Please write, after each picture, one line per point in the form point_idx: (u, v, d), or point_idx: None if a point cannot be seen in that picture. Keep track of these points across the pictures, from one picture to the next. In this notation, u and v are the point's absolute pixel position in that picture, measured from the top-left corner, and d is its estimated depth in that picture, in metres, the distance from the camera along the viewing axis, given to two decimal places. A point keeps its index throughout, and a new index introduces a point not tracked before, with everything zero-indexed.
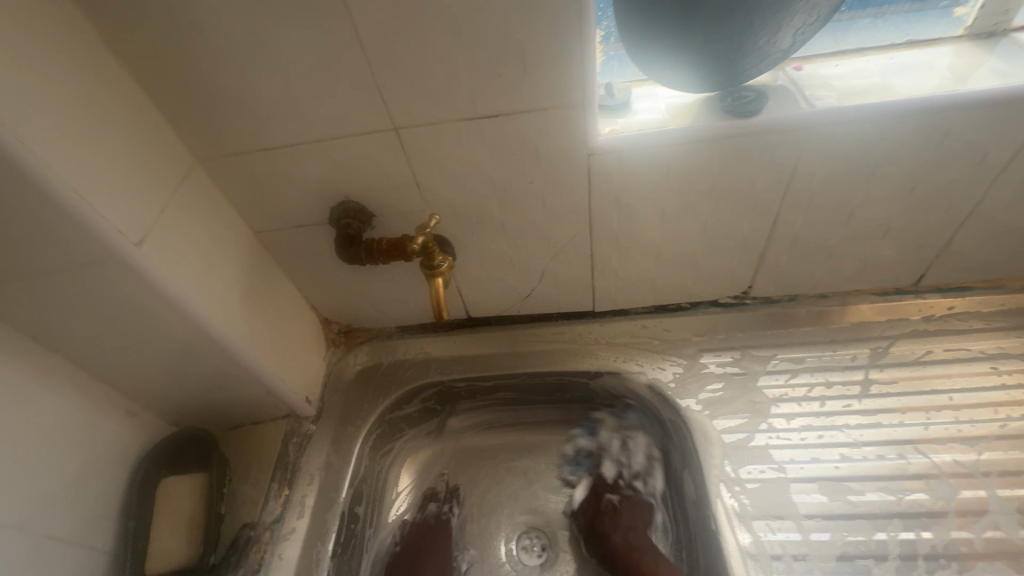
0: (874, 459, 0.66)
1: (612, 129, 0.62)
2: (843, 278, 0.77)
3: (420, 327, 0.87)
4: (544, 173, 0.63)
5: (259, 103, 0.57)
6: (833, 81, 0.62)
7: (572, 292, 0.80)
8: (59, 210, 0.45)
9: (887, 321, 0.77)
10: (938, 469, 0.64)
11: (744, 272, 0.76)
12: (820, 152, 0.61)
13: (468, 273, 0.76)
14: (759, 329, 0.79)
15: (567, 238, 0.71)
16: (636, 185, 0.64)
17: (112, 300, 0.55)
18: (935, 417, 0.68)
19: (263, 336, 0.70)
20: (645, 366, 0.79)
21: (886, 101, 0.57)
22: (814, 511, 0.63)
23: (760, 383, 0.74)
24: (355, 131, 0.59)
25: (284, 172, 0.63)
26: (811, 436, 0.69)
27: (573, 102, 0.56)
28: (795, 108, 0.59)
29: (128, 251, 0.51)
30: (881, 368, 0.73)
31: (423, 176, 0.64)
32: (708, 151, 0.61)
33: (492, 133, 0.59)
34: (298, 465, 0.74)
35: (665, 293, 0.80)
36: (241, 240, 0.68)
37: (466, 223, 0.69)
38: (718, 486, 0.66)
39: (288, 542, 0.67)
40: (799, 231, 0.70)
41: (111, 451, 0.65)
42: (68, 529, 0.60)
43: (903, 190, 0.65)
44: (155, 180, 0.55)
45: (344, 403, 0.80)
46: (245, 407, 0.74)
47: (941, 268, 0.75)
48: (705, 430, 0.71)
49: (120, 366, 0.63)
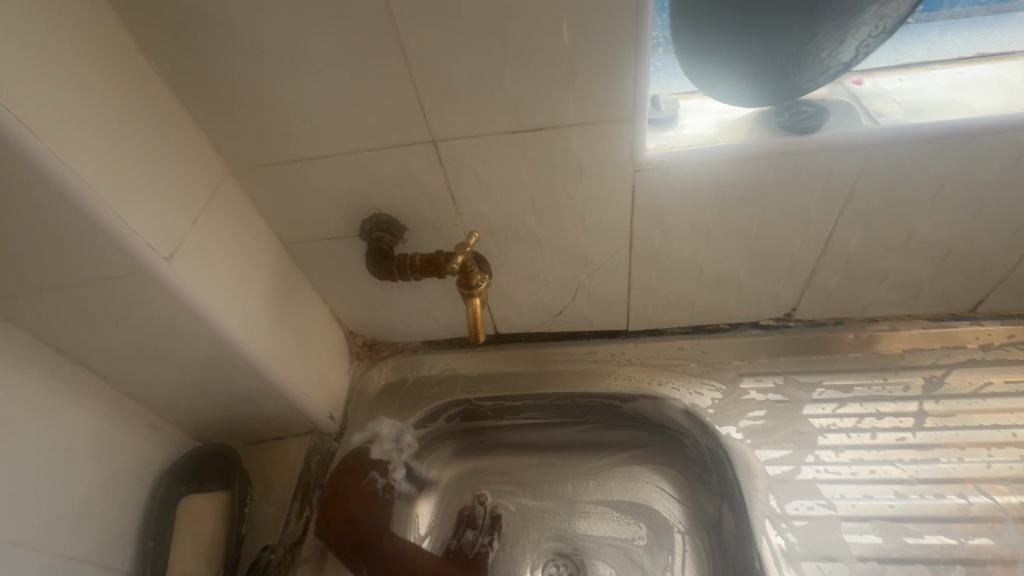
0: (931, 498, 0.62)
1: (658, 143, 0.59)
2: (893, 302, 0.73)
3: (446, 342, 0.85)
4: (586, 188, 0.60)
5: (294, 113, 0.55)
6: (895, 96, 0.58)
7: (605, 311, 0.77)
8: (90, 222, 0.44)
9: (940, 349, 0.73)
10: (1003, 511, 0.60)
11: (788, 294, 0.73)
12: (881, 173, 0.57)
13: (500, 289, 0.74)
14: (803, 354, 0.75)
15: (605, 255, 0.68)
16: (681, 202, 0.61)
17: (139, 314, 0.53)
18: (998, 454, 0.64)
19: (289, 351, 0.67)
20: (681, 390, 0.75)
21: (956, 119, 0.54)
22: (868, 553, 0.59)
23: (805, 412, 0.70)
24: (392, 142, 0.57)
25: (317, 183, 0.61)
26: (863, 471, 0.65)
27: (622, 115, 0.53)
28: (857, 124, 0.56)
29: (158, 265, 0.49)
30: (936, 399, 0.69)
31: (459, 189, 0.61)
32: (761, 169, 0.57)
33: (534, 147, 0.56)
34: (320, 484, 0.71)
35: (703, 313, 0.77)
36: (269, 251, 0.66)
37: (501, 238, 0.67)
38: (764, 522, 0.62)
39: (309, 566, 0.65)
40: (851, 253, 0.66)
41: (132, 466, 0.64)
42: (87, 548, 0.58)
43: (968, 213, 0.61)
44: (187, 191, 0.54)
45: (368, 420, 0.78)
46: (268, 422, 0.72)
47: (1001, 294, 0.71)
48: (749, 461, 0.67)
49: (145, 379, 0.61)
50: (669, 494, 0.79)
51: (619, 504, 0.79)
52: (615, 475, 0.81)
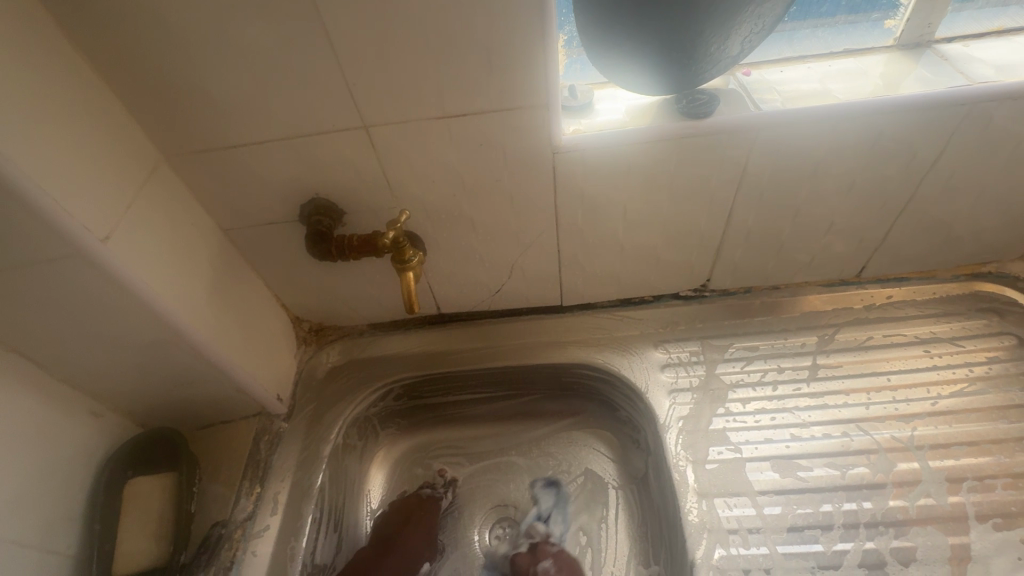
0: (821, 438, 0.71)
1: (575, 128, 0.65)
2: (792, 270, 0.82)
3: (391, 323, 0.88)
4: (511, 170, 0.65)
5: (228, 101, 0.57)
6: (777, 85, 0.67)
7: (540, 287, 0.82)
8: (22, 205, 0.45)
9: (832, 310, 0.83)
10: (877, 444, 0.70)
11: (702, 266, 0.81)
12: (769, 152, 0.65)
13: (439, 269, 0.78)
14: (718, 319, 0.84)
15: (535, 234, 0.74)
16: (599, 182, 0.67)
17: (77, 298, 0.54)
18: (875, 397, 0.74)
19: (233, 334, 0.69)
20: (608, 356, 0.82)
21: (826, 104, 0.62)
22: (767, 487, 0.67)
23: (718, 370, 0.79)
24: (325, 129, 0.60)
25: (254, 169, 0.64)
26: (765, 419, 0.73)
27: (538, 101, 0.59)
28: (744, 110, 0.64)
29: (95, 246, 0.50)
30: (828, 353, 0.79)
31: (392, 173, 0.65)
32: (666, 150, 0.64)
33: (460, 132, 0.61)
34: (270, 462, 0.74)
35: (629, 286, 0.83)
36: (209, 237, 0.68)
37: (436, 220, 0.71)
38: (684, 467, 0.70)
39: (261, 539, 0.67)
40: (752, 225, 0.75)
41: (74, 452, 0.64)
42: (31, 533, 0.59)
43: (843, 185, 0.70)
44: (121, 176, 0.55)
45: (316, 401, 0.81)
46: (214, 406, 0.74)
47: (879, 260, 0.81)
48: (665, 415, 0.75)
49: (85, 365, 0.62)
50: (604, 454, 0.85)
51: (558, 465, 0.86)
52: (555, 442, 0.87)
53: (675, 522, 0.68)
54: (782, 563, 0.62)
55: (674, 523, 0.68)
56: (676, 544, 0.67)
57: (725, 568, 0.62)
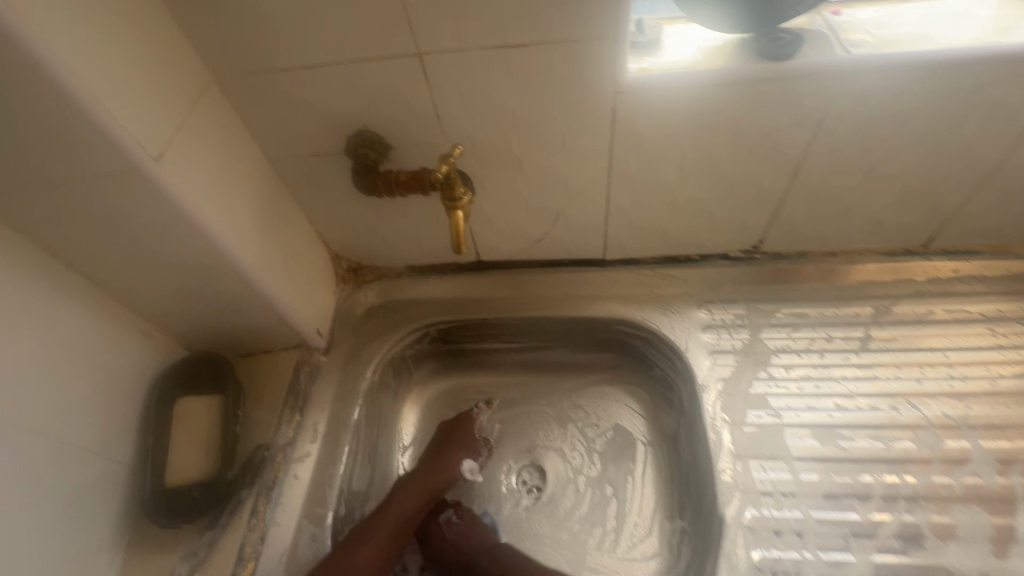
0: (866, 409, 0.69)
1: (640, 67, 0.60)
2: (852, 236, 0.77)
3: (429, 267, 0.87)
4: (567, 111, 0.62)
5: (278, 19, 0.54)
6: (870, 26, 0.60)
7: (583, 238, 0.80)
8: (77, 115, 0.44)
9: (891, 282, 0.78)
10: (926, 420, 0.67)
11: (756, 225, 0.77)
12: (850, 103, 0.60)
13: (483, 213, 0.76)
14: (766, 283, 0.80)
15: (584, 180, 0.70)
16: (658, 128, 0.63)
17: (130, 217, 0.54)
18: (928, 372, 0.71)
19: (278, 264, 0.70)
20: (649, 312, 0.80)
21: (922, 50, 0.56)
22: (805, 453, 0.66)
23: (762, 335, 0.76)
24: (377, 55, 0.57)
25: (302, 95, 0.62)
26: (808, 386, 0.71)
27: (604, 34, 0.54)
28: (828, 53, 0.58)
29: (150, 164, 0.50)
30: (881, 325, 0.75)
31: (444, 107, 0.62)
32: (736, 94, 0.59)
33: (519, 65, 0.58)
34: (309, 393, 0.76)
35: (675, 243, 0.80)
36: (256, 166, 0.67)
37: (485, 160, 0.68)
38: (722, 428, 0.69)
39: (302, 464, 0.70)
40: (817, 185, 0.70)
41: (128, 368, 0.67)
42: (92, 439, 0.62)
43: (925, 145, 0.64)
44: (173, 93, 0.54)
45: (354, 337, 0.82)
46: (258, 335, 0.75)
47: (951, 231, 0.75)
48: (704, 376, 0.74)
49: (136, 286, 0.63)
50: (633, 409, 0.85)
51: (584, 416, 0.86)
52: (586, 394, 0.87)
53: (707, 479, 0.68)
54: (815, 528, 0.62)
55: (705, 480, 0.68)
56: (706, 498, 0.68)
57: (756, 527, 0.62)
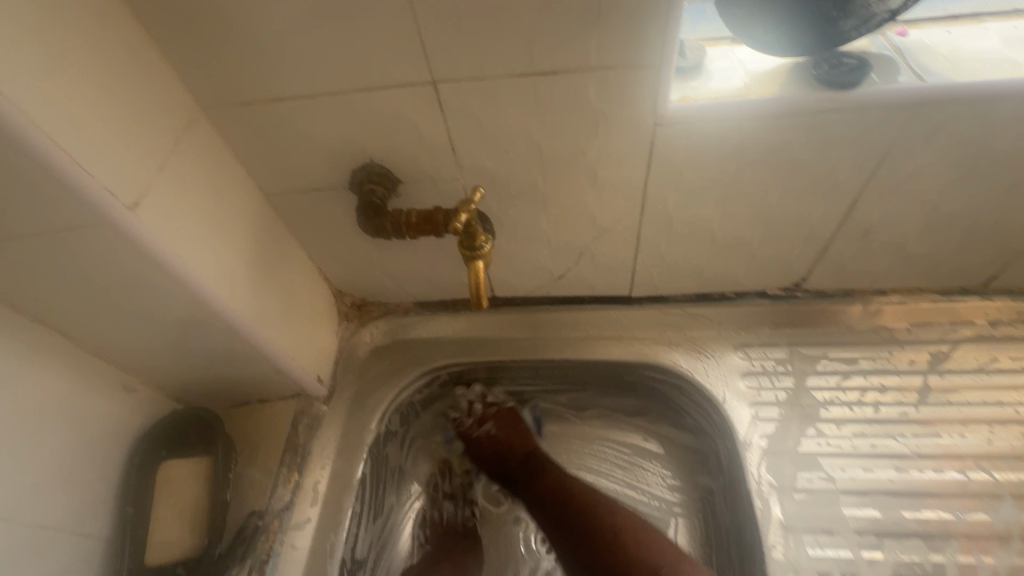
0: (931, 474, 0.62)
1: (682, 95, 0.53)
2: (907, 275, 0.70)
3: (439, 303, 0.80)
4: (599, 143, 0.55)
5: (274, 46, 0.48)
6: (942, 49, 0.53)
7: (609, 276, 0.73)
8: (36, 164, 0.38)
9: (949, 324, 0.71)
10: (1000, 487, 0.60)
11: (801, 263, 0.69)
12: (919, 136, 0.53)
13: (499, 250, 0.69)
14: (809, 325, 0.73)
15: (614, 217, 0.64)
16: (701, 162, 0.56)
17: (103, 271, 0.47)
18: (998, 431, 0.64)
19: (273, 310, 0.63)
20: (682, 357, 0.73)
21: (1008, 77, 0.49)
22: (865, 526, 0.59)
23: (808, 384, 0.69)
24: (386, 83, 0.50)
25: (301, 127, 0.55)
26: (864, 445, 0.64)
27: (646, 60, 0.47)
28: (899, 80, 0.51)
29: (122, 215, 0.43)
30: (942, 374, 0.68)
31: (459, 139, 0.55)
32: (791, 126, 0.52)
33: (546, 94, 0.51)
34: (309, 448, 0.69)
35: (709, 281, 0.73)
36: (248, 203, 0.60)
37: (503, 194, 0.62)
38: (769, 493, 0.62)
39: (300, 532, 0.63)
40: (872, 222, 0.63)
41: (105, 429, 0.60)
42: (62, 515, 0.55)
43: (1001, 181, 0.57)
44: (153, 128, 0.47)
45: (357, 384, 0.74)
46: (252, 385, 0.68)
47: (1018, 269, 0.68)
48: (744, 432, 0.66)
49: (115, 340, 0.56)
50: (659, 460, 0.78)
51: (614, 464, 0.79)
52: (610, 443, 0.80)
53: (752, 552, 0.61)
54: None
55: (751, 553, 0.61)
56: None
57: None
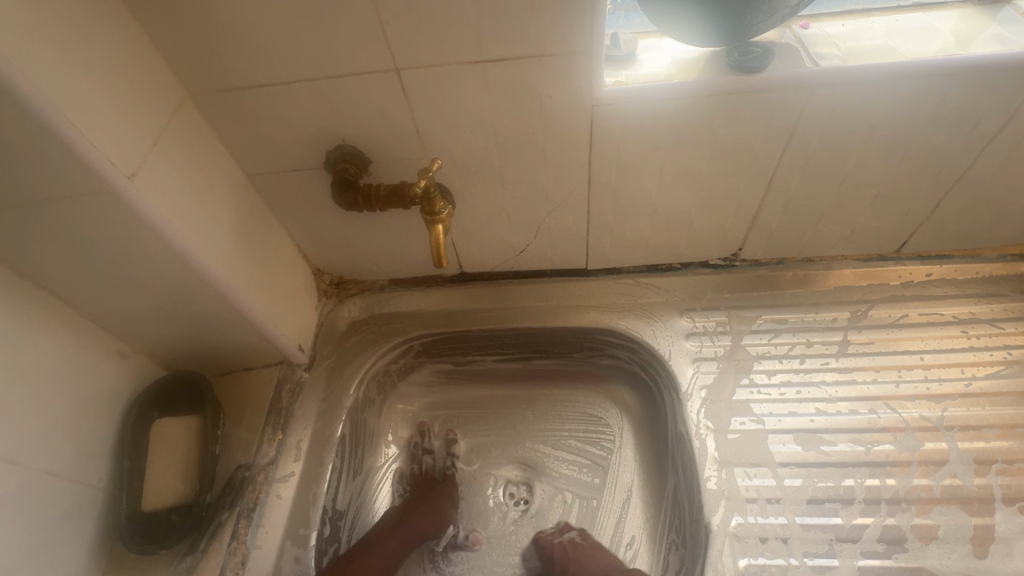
0: (847, 413, 0.70)
1: (615, 80, 0.61)
2: (828, 243, 0.79)
3: (412, 279, 0.87)
4: (546, 124, 0.62)
5: (254, 37, 0.54)
6: (838, 40, 0.62)
7: (566, 249, 0.80)
8: (48, 135, 0.44)
9: (867, 286, 0.80)
10: (905, 423, 0.68)
11: (735, 233, 0.78)
12: (820, 113, 0.61)
13: (464, 225, 0.76)
14: (746, 290, 0.81)
15: (565, 193, 0.71)
16: (636, 140, 0.64)
17: (102, 237, 0.53)
18: (906, 375, 0.72)
19: (257, 281, 0.69)
20: (633, 321, 0.80)
21: (887, 62, 0.58)
22: (788, 459, 0.67)
23: (744, 341, 0.77)
24: (355, 70, 0.57)
25: (280, 111, 0.61)
26: (790, 391, 0.72)
27: (580, 48, 0.55)
28: (799, 66, 0.59)
29: (121, 183, 0.49)
30: (860, 329, 0.76)
31: (422, 121, 0.62)
32: (710, 106, 0.61)
33: (497, 80, 0.58)
34: (291, 410, 0.74)
35: (656, 252, 0.81)
36: (233, 182, 0.67)
37: (465, 173, 0.69)
38: (706, 436, 0.69)
39: (284, 483, 0.69)
40: (792, 193, 0.71)
41: (102, 390, 0.65)
42: (64, 465, 0.60)
43: (895, 154, 0.66)
44: (146, 110, 0.53)
45: (336, 353, 0.81)
46: (238, 352, 0.74)
47: (923, 236, 0.77)
48: (686, 384, 0.74)
49: (111, 306, 0.62)
50: (618, 418, 0.85)
51: (577, 424, 0.86)
52: (573, 405, 0.87)
53: (691, 487, 0.68)
54: (800, 535, 0.62)
55: (691, 488, 0.68)
56: (691, 508, 0.68)
57: (742, 535, 0.62)
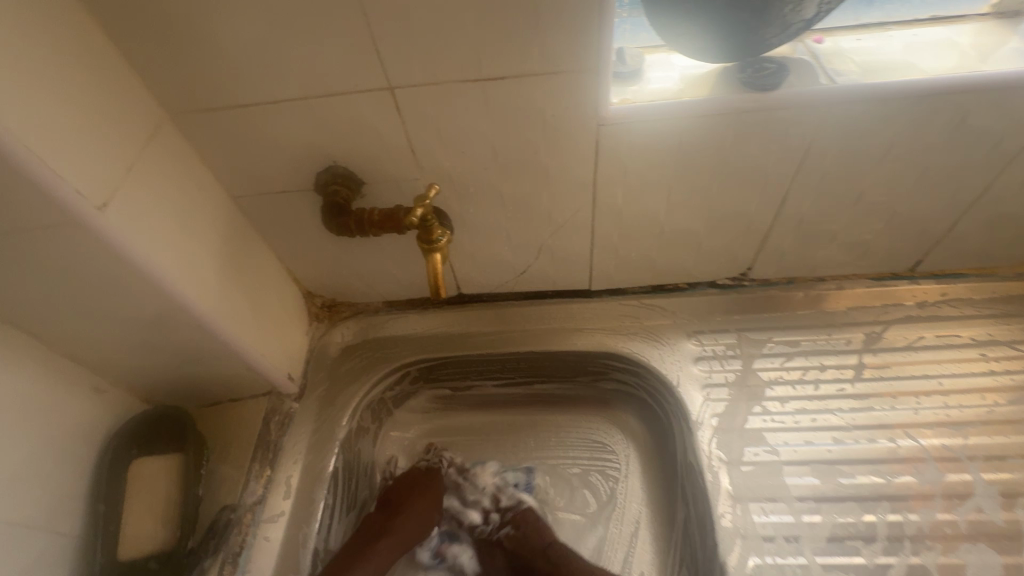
0: (865, 443, 0.67)
1: (622, 98, 0.58)
2: (841, 262, 0.76)
3: (407, 302, 0.83)
4: (549, 143, 0.59)
5: (238, 55, 0.51)
6: (853, 55, 0.59)
7: (568, 270, 0.77)
8: (9, 167, 0.40)
9: (881, 306, 0.77)
10: (925, 453, 0.65)
11: (745, 253, 0.75)
12: (835, 133, 0.59)
13: (462, 247, 0.73)
14: (756, 311, 0.78)
15: (568, 213, 0.68)
16: (643, 160, 0.61)
17: (72, 270, 0.49)
18: (924, 401, 0.69)
19: (243, 309, 0.65)
20: (639, 345, 0.77)
21: (907, 79, 0.55)
22: (806, 493, 0.64)
23: (755, 365, 0.74)
24: (347, 89, 0.54)
25: (266, 131, 0.58)
26: (804, 419, 0.69)
27: (586, 65, 0.52)
28: (814, 83, 0.56)
29: (91, 215, 0.45)
30: (874, 352, 0.74)
31: (418, 141, 0.59)
32: (721, 125, 0.58)
33: (497, 98, 0.55)
34: (280, 444, 0.70)
35: (662, 273, 0.78)
36: (216, 205, 0.63)
37: (463, 194, 0.65)
38: (718, 468, 0.66)
39: (272, 524, 0.65)
40: (804, 213, 0.68)
41: (75, 429, 0.61)
42: (33, 513, 0.56)
43: (913, 173, 0.63)
44: (120, 132, 0.50)
45: (328, 381, 0.77)
46: (223, 383, 0.70)
47: (938, 255, 0.75)
48: (696, 412, 0.71)
49: (85, 340, 0.58)
50: (623, 444, 0.82)
51: (581, 451, 0.82)
52: (576, 431, 0.83)
53: (704, 523, 0.65)
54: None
55: (703, 524, 0.65)
56: (704, 545, 0.64)
57: None
